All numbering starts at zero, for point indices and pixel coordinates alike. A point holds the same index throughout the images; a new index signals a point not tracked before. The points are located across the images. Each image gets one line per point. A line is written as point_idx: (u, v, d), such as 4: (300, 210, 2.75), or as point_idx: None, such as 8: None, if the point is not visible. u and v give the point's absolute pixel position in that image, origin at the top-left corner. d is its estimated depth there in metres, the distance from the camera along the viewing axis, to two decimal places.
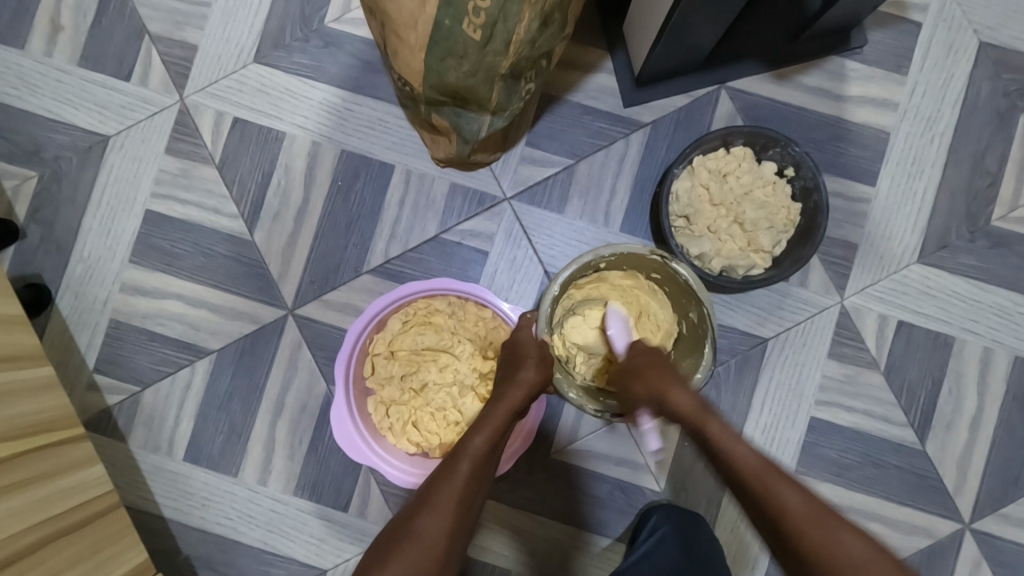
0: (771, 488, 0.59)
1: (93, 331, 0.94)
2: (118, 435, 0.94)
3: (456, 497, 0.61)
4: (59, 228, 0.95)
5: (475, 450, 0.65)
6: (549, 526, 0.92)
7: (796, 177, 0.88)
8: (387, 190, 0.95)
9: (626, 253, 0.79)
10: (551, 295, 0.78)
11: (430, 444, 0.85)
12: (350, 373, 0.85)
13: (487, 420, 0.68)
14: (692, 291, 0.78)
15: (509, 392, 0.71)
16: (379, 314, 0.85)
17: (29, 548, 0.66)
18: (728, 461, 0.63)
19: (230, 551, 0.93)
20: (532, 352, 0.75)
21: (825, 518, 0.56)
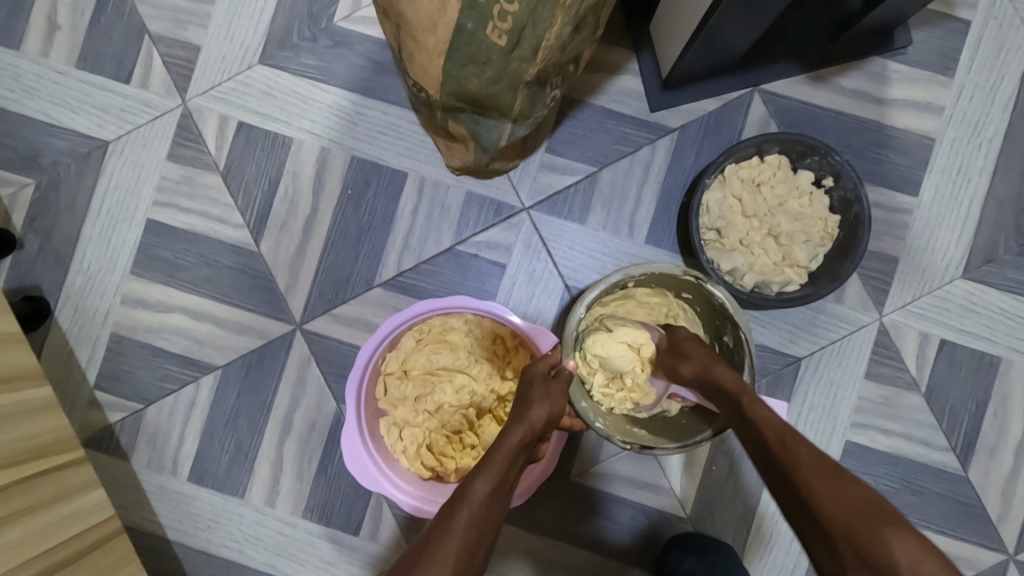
0: (825, 468, 0.53)
1: (94, 346, 0.91)
2: (120, 454, 0.90)
3: (458, 550, 0.54)
4: (59, 238, 0.91)
5: (477, 496, 0.58)
6: (568, 552, 0.88)
7: (835, 188, 0.83)
8: (400, 200, 0.90)
9: (657, 273, 0.74)
10: (576, 317, 0.73)
11: (445, 469, 0.81)
12: (362, 394, 0.80)
13: (490, 462, 0.61)
14: (727, 312, 0.73)
15: (513, 431, 0.64)
16: (392, 333, 0.80)
17: None
18: (762, 427, 0.58)
19: (237, 574, 0.89)
20: (540, 384, 0.68)
21: (883, 515, 0.48)
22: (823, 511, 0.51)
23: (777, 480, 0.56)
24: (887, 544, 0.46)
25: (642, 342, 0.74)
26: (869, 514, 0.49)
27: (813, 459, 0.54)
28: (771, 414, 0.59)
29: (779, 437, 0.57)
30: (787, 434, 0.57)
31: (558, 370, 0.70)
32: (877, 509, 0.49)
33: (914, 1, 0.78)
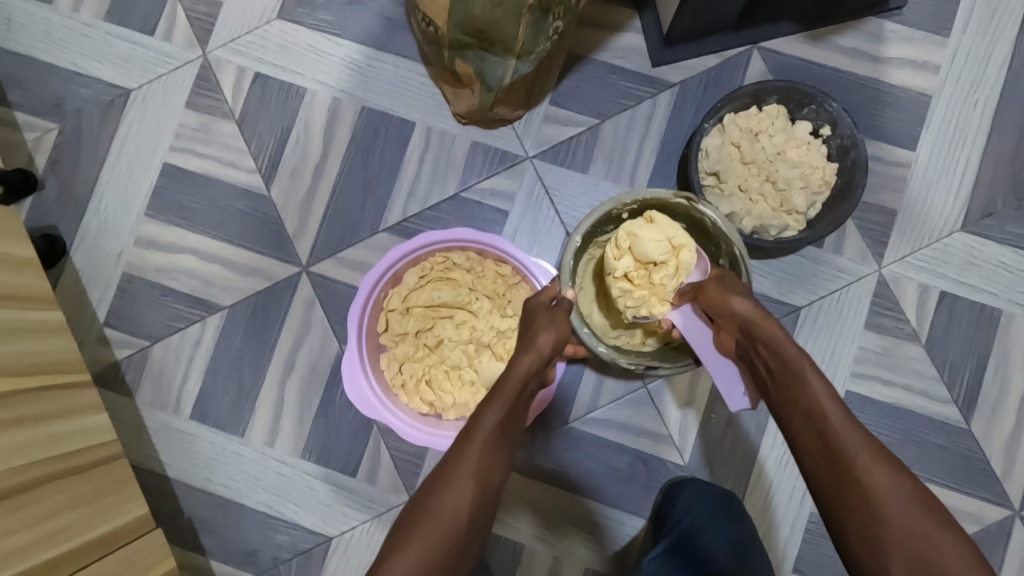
0: (873, 458, 0.56)
1: (106, 285, 0.93)
2: (125, 391, 0.91)
3: (472, 481, 0.59)
4: (78, 180, 0.94)
5: (486, 429, 0.62)
6: (565, 498, 0.87)
7: (832, 137, 0.85)
8: (407, 148, 0.93)
9: (649, 200, 0.76)
10: (573, 248, 0.75)
11: (442, 403, 0.82)
12: (363, 327, 0.82)
13: (499, 394, 0.64)
14: (720, 232, 0.76)
15: (520, 362, 0.66)
16: (393, 267, 0.82)
17: (26, 484, 0.63)
18: (807, 399, 0.60)
19: (233, 514, 0.89)
20: (539, 317, 0.70)
21: (932, 514, 0.54)
22: (867, 495, 0.55)
23: (818, 456, 0.58)
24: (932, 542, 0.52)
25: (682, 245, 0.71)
26: (914, 509, 0.53)
27: (861, 447, 0.57)
28: (823, 393, 0.61)
29: (826, 420, 0.59)
30: (838, 417, 0.59)
31: (560, 301, 0.73)
32: (917, 508, 0.53)
33: None
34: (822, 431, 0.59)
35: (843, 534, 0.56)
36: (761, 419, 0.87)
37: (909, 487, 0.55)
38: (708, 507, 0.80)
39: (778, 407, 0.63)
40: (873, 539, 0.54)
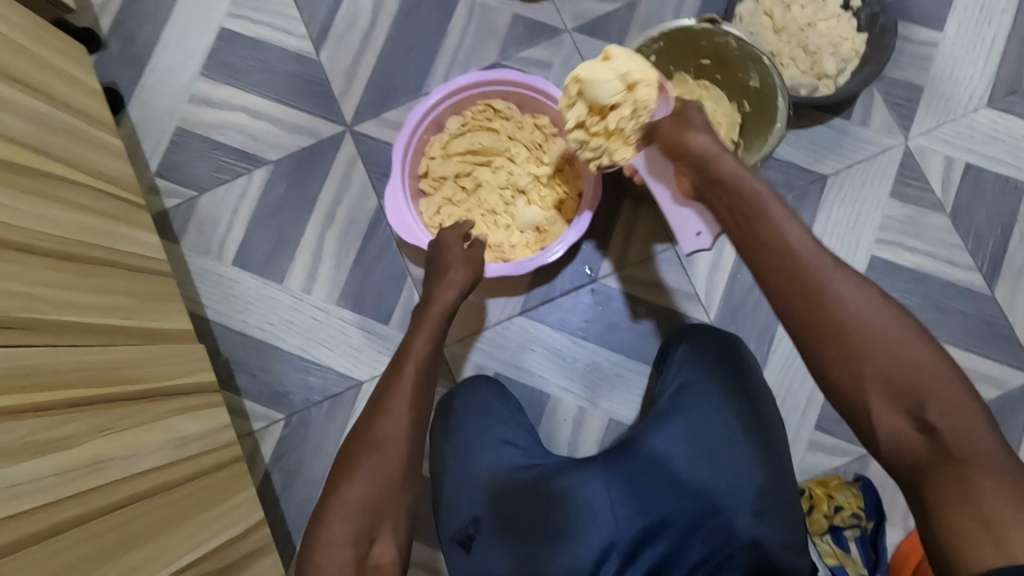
0: (840, 286, 0.51)
1: (158, 139, 0.97)
2: (171, 238, 0.95)
3: (410, 396, 0.68)
4: (138, 42, 0.99)
5: (418, 354, 0.72)
6: (591, 351, 0.90)
7: (862, 8, 0.87)
8: (451, 19, 0.97)
9: (672, 32, 0.74)
10: None
11: (478, 244, 0.86)
12: (405, 166, 0.85)
13: (424, 320, 0.75)
14: (748, 49, 0.72)
15: (430, 291, 0.78)
16: (434, 112, 0.85)
17: (83, 258, 0.67)
18: (773, 241, 0.55)
19: (268, 356, 0.92)
20: (454, 252, 0.79)
21: (901, 325, 0.49)
22: (839, 327, 0.50)
23: (777, 281, 0.54)
24: (910, 356, 0.48)
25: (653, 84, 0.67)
26: (892, 329, 0.49)
27: (823, 279, 0.52)
28: (791, 230, 0.56)
29: (791, 257, 0.54)
30: (805, 253, 0.54)
31: (471, 240, 0.81)
32: (899, 327, 0.49)
33: None
34: (786, 274, 0.53)
35: (817, 372, 0.51)
36: None
37: (886, 306, 0.50)
38: (711, 355, 0.79)
39: (752, 253, 0.57)
40: (853, 375, 0.49)
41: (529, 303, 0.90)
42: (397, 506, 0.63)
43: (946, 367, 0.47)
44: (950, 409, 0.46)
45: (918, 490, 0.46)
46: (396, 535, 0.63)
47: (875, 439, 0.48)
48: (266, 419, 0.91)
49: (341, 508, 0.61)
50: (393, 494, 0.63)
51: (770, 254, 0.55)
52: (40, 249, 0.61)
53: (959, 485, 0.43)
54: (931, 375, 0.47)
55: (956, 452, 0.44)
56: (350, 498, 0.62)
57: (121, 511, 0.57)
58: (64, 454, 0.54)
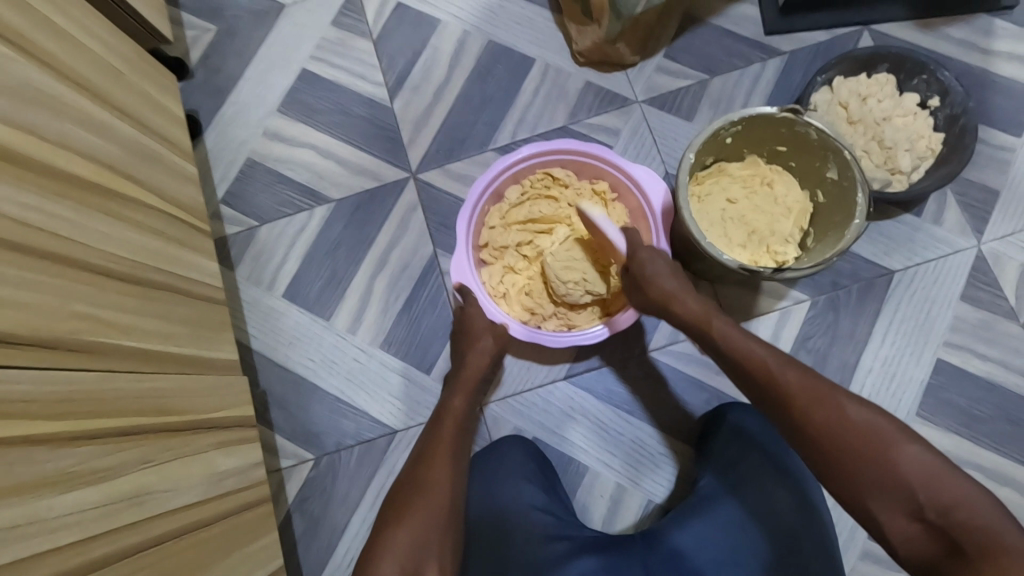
0: (825, 406, 0.61)
1: (228, 167, 1.00)
2: (226, 264, 0.96)
3: (449, 448, 0.71)
4: (222, 75, 1.03)
5: (455, 410, 0.76)
6: (636, 427, 0.87)
7: (940, 108, 0.87)
8: (524, 81, 0.99)
9: (755, 118, 0.73)
10: (683, 169, 0.72)
11: (541, 313, 0.86)
12: (469, 233, 0.85)
13: (462, 382, 0.78)
14: (830, 144, 0.71)
15: (457, 356, 0.81)
16: (496, 183, 0.85)
17: (148, 282, 0.67)
18: (755, 364, 0.66)
19: (305, 393, 0.91)
20: (482, 322, 0.81)
21: (881, 439, 0.58)
22: (831, 445, 0.60)
23: (780, 417, 0.64)
24: (900, 461, 0.57)
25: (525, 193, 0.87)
26: (878, 437, 0.59)
27: (814, 399, 0.62)
28: (772, 356, 0.65)
29: (782, 385, 0.63)
30: (793, 378, 0.63)
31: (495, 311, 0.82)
32: (880, 431, 0.59)
33: None
34: (783, 401, 0.63)
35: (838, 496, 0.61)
36: (846, 376, 0.85)
37: (875, 422, 0.59)
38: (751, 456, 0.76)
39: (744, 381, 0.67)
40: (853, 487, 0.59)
41: (575, 370, 0.88)
42: (442, 546, 0.63)
43: (934, 459, 0.56)
44: (943, 502, 0.55)
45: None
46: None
47: (888, 539, 0.57)
48: (295, 458, 0.89)
49: (389, 558, 0.61)
50: (441, 534, 0.63)
51: (754, 389, 0.66)
52: (111, 271, 0.61)
53: (970, 573, 0.51)
54: (920, 471, 0.56)
55: (955, 537, 0.53)
56: (398, 546, 0.62)
57: (157, 550, 0.55)
58: (109, 484, 0.53)
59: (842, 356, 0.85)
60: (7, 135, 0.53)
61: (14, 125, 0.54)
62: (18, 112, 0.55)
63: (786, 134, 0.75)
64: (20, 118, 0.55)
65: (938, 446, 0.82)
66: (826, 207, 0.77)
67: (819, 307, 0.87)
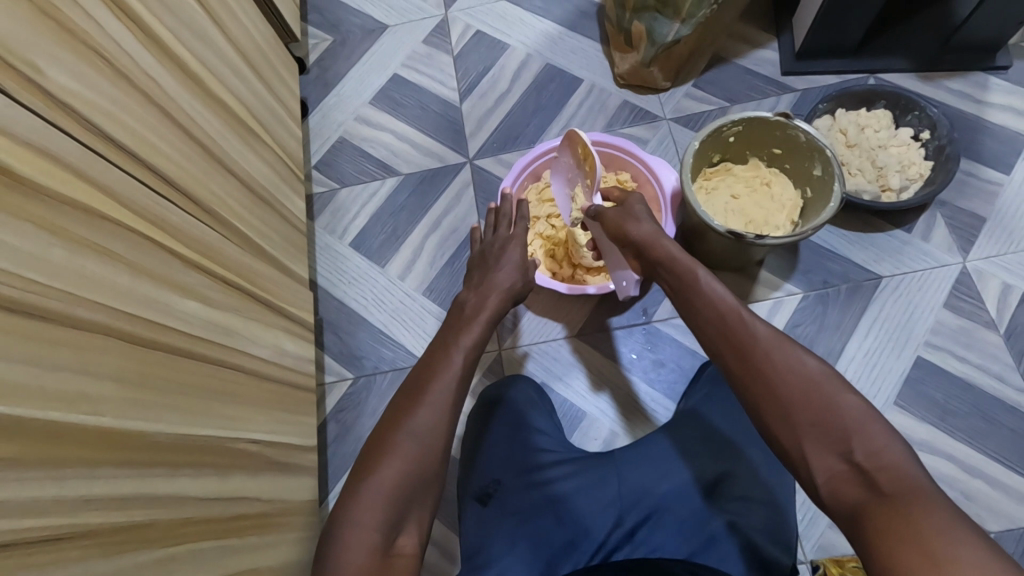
0: (781, 355, 0.62)
1: (324, 142, 1.23)
2: (309, 215, 1.17)
3: (445, 401, 0.70)
4: (332, 73, 1.28)
5: (455, 360, 0.74)
6: (634, 384, 0.98)
7: (931, 140, 0.99)
8: (572, 96, 1.19)
9: (753, 121, 0.88)
10: (689, 153, 0.87)
11: (562, 274, 1.01)
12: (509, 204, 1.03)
13: (467, 327, 0.79)
14: (816, 145, 0.85)
15: (471, 300, 0.83)
16: (535, 165, 1.03)
17: (256, 193, 0.87)
18: (727, 317, 0.68)
19: (356, 324, 1.08)
20: (503, 284, 0.85)
21: (825, 387, 0.59)
22: (777, 385, 0.60)
23: (731, 358, 0.65)
24: (839, 410, 0.57)
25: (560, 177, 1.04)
26: (822, 386, 0.59)
27: (770, 348, 0.63)
28: (741, 308, 0.68)
29: (746, 333, 0.65)
30: (757, 330, 0.65)
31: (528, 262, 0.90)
32: (824, 384, 0.59)
33: (1012, 23, 1.02)
34: (743, 347, 0.64)
35: (772, 440, 0.60)
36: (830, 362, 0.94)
37: (824, 376, 0.59)
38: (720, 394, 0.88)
39: (708, 331, 0.69)
40: (790, 429, 0.59)
41: (586, 329, 1.01)
42: (423, 496, 0.66)
43: (870, 417, 0.56)
44: (873, 450, 0.54)
45: (856, 527, 0.52)
46: (420, 528, 0.65)
47: (817, 484, 0.57)
48: (338, 375, 1.05)
49: (370, 493, 0.63)
50: (420, 487, 0.65)
51: (714, 334, 0.68)
52: (236, 174, 0.82)
53: (888, 513, 0.50)
54: (856, 423, 0.56)
55: (878, 481, 0.53)
56: (384, 481, 0.64)
57: (234, 373, 0.71)
58: (214, 311, 0.70)
59: (826, 343, 0.94)
60: (191, 60, 0.75)
61: (196, 56, 0.77)
62: (199, 48, 0.78)
63: (779, 138, 0.89)
64: (199, 53, 0.78)
65: (911, 433, 0.89)
66: (813, 203, 0.90)
67: (809, 299, 0.97)
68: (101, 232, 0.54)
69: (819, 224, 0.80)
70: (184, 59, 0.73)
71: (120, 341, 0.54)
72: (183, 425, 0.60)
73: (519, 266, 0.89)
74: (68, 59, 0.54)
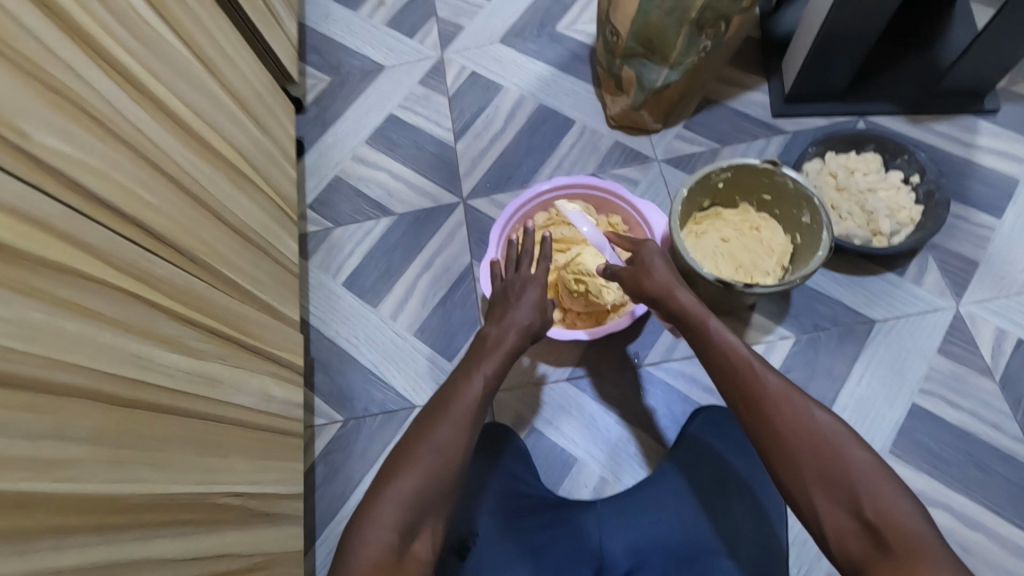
0: (792, 406, 0.62)
1: (319, 180, 1.24)
2: (303, 254, 1.17)
3: (465, 425, 0.75)
4: (328, 112, 1.30)
5: (475, 386, 0.79)
6: (624, 428, 0.96)
7: (920, 184, 1.00)
8: (565, 137, 1.20)
9: (741, 167, 0.88)
10: (678, 199, 0.87)
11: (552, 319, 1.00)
12: (499, 246, 1.02)
13: (486, 358, 0.83)
14: (804, 192, 0.85)
15: (492, 332, 0.86)
16: (526, 207, 1.03)
17: (246, 238, 0.87)
18: (739, 365, 0.67)
19: (346, 364, 1.07)
20: (521, 320, 0.87)
21: (834, 440, 0.59)
22: (786, 435, 0.60)
23: (740, 404, 0.65)
24: (850, 465, 0.57)
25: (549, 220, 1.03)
26: (833, 439, 0.59)
27: (779, 398, 0.63)
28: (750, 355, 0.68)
29: (757, 383, 0.65)
30: (769, 379, 0.65)
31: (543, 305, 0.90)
32: (835, 437, 0.59)
33: (993, 75, 1.04)
34: (754, 397, 0.64)
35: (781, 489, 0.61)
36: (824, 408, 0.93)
37: (834, 428, 0.60)
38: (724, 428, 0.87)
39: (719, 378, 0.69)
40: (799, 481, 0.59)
41: (577, 372, 1.00)
42: (436, 507, 0.70)
43: (881, 472, 0.57)
44: (882, 507, 0.55)
45: None
46: (432, 536, 0.70)
47: (825, 536, 0.57)
48: (327, 417, 1.04)
49: (389, 498, 0.68)
50: (436, 500, 0.70)
51: (722, 379, 0.68)
52: (227, 221, 0.82)
53: (895, 571, 0.51)
54: (867, 478, 0.57)
55: (886, 539, 0.53)
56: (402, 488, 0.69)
57: (218, 424, 0.71)
58: (198, 361, 0.69)
59: (818, 388, 0.93)
60: (185, 112, 0.76)
61: (190, 107, 0.78)
62: (193, 99, 0.79)
63: (767, 184, 0.89)
64: (193, 103, 0.79)
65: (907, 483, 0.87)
66: (803, 249, 0.89)
67: (799, 343, 0.96)
68: (82, 291, 0.54)
69: (809, 272, 0.80)
70: (177, 111, 0.74)
71: (97, 402, 0.53)
72: (160, 483, 0.59)
73: (537, 305, 0.90)
74: (56, 122, 0.55)
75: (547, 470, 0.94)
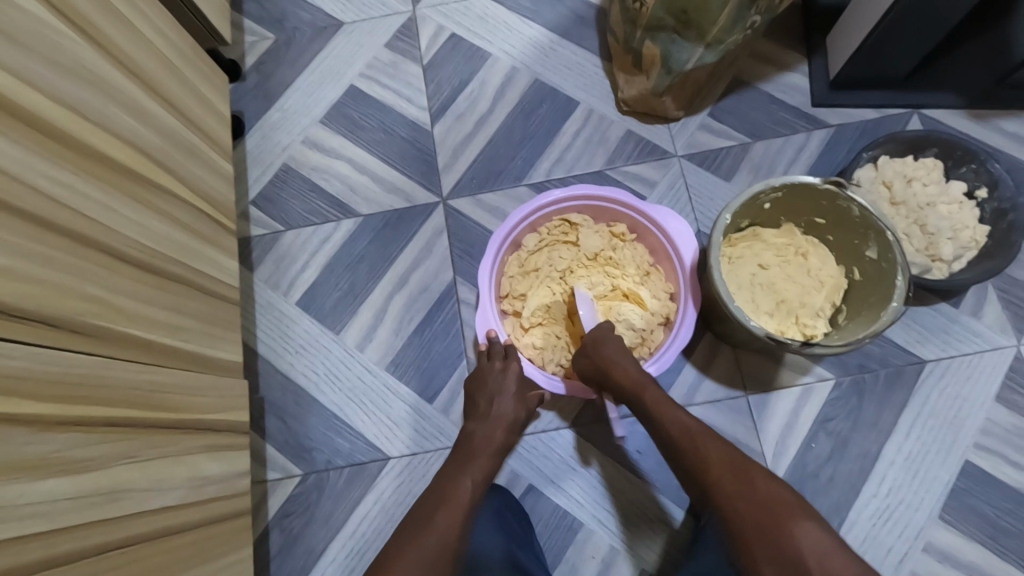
0: (776, 513, 0.53)
1: (264, 169, 1.00)
2: (248, 265, 0.96)
3: (453, 527, 0.61)
4: (273, 80, 1.04)
5: (465, 488, 0.67)
6: (637, 488, 0.83)
7: (988, 200, 0.84)
8: (566, 123, 0.99)
9: (797, 186, 0.72)
10: (723, 225, 0.70)
11: None
12: (493, 284, 0.84)
13: (475, 458, 0.72)
14: (872, 221, 0.70)
15: (477, 431, 0.75)
16: (516, 231, 0.84)
17: (163, 275, 0.66)
18: (743, 459, 0.58)
19: (305, 406, 0.90)
20: (507, 413, 0.76)
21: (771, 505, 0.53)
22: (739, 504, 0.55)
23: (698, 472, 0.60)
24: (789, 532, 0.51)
25: (543, 245, 0.86)
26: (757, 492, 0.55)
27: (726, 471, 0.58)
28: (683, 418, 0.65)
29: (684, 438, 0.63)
30: (757, 485, 0.55)
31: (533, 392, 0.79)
32: (755, 486, 0.56)
33: None
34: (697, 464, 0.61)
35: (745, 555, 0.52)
36: (865, 464, 0.82)
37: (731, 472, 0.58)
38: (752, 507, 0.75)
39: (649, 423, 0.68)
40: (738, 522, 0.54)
41: (582, 420, 0.86)
42: None
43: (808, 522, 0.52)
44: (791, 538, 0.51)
45: None
46: None
47: None
48: (283, 471, 0.87)
49: None
50: None
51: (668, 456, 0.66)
52: (133, 258, 0.61)
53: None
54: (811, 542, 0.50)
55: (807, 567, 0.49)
56: None
57: (121, 551, 0.53)
58: (86, 477, 0.51)
59: (862, 443, 0.83)
60: (55, 112, 0.54)
61: (63, 103, 0.55)
62: (64, 87, 0.56)
63: (822, 204, 0.74)
64: (65, 95, 0.55)
65: (958, 553, 0.79)
66: (862, 284, 0.75)
67: (841, 388, 0.84)
68: None
69: (877, 330, 0.66)
70: (38, 113, 0.52)
71: None
72: None
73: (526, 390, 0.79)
74: None
75: (550, 538, 0.82)
